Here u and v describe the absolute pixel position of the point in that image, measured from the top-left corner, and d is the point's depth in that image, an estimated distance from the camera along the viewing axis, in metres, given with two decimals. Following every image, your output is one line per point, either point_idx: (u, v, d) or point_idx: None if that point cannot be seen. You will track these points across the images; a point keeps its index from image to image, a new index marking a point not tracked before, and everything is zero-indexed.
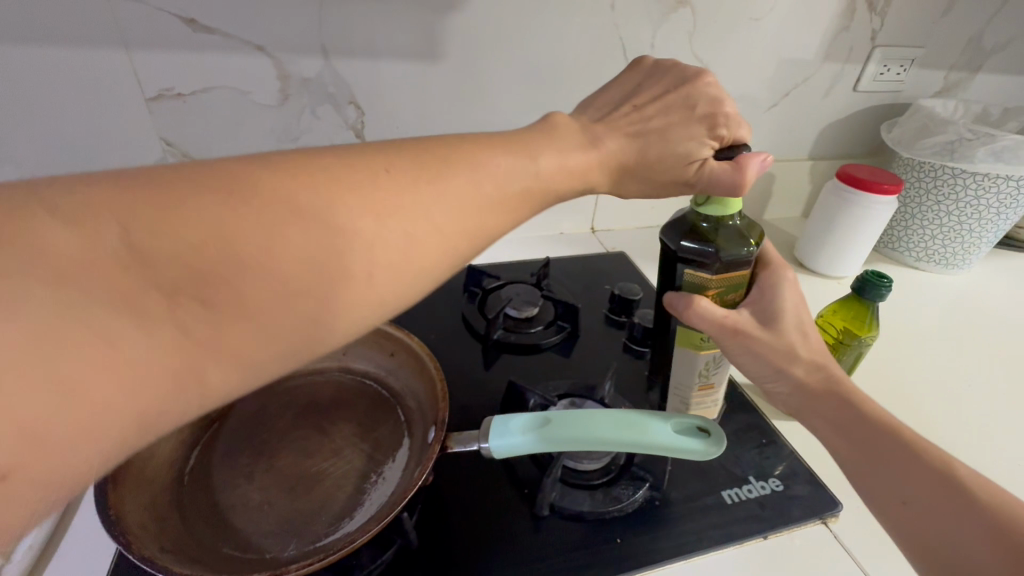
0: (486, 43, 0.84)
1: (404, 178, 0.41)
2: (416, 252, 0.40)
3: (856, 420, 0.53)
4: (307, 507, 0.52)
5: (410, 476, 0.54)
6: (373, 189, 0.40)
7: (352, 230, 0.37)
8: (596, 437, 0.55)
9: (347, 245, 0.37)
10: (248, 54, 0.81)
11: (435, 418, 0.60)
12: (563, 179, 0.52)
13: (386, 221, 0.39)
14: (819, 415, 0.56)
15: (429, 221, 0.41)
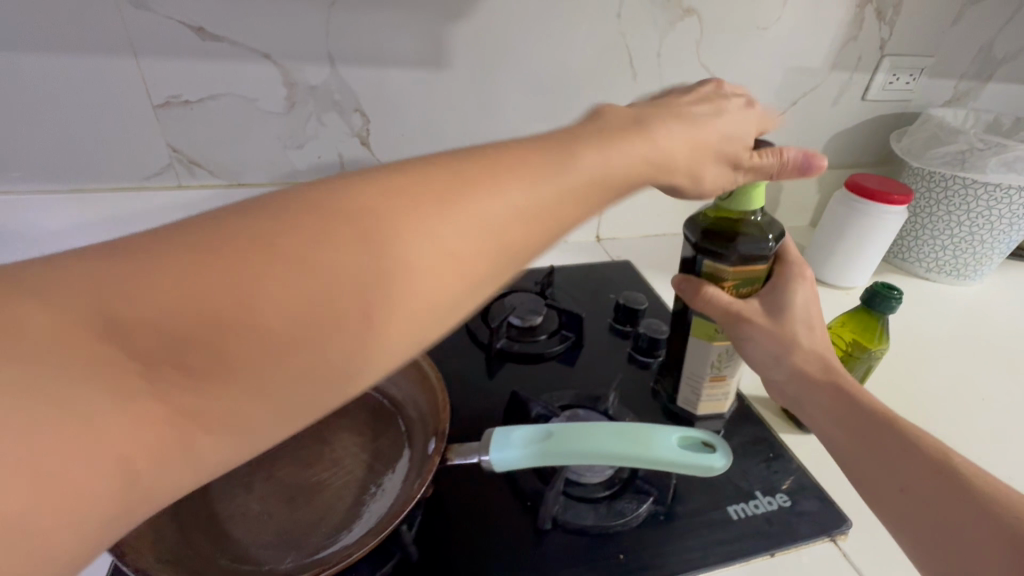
0: (437, 45, 0.73)
1: (425, 186, 0.29)
2: (437, 285, 0.28)
3: (718, 389, 0.56)
4: (202, 545, 0.40)
5: (296, 510, 0.43)
6: (393, 204, 0.28)
7: (320, 261, 0.25)
8: (616, 454, 0.42)
9: (352, 288, 0.26)
10: (116, 56, 0.65)
11: (324, 441, 0.49)
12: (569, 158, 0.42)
13: (421, 244, 0.28)
14: (723, 391, 0.57)
15: (463, 239, 0.29)
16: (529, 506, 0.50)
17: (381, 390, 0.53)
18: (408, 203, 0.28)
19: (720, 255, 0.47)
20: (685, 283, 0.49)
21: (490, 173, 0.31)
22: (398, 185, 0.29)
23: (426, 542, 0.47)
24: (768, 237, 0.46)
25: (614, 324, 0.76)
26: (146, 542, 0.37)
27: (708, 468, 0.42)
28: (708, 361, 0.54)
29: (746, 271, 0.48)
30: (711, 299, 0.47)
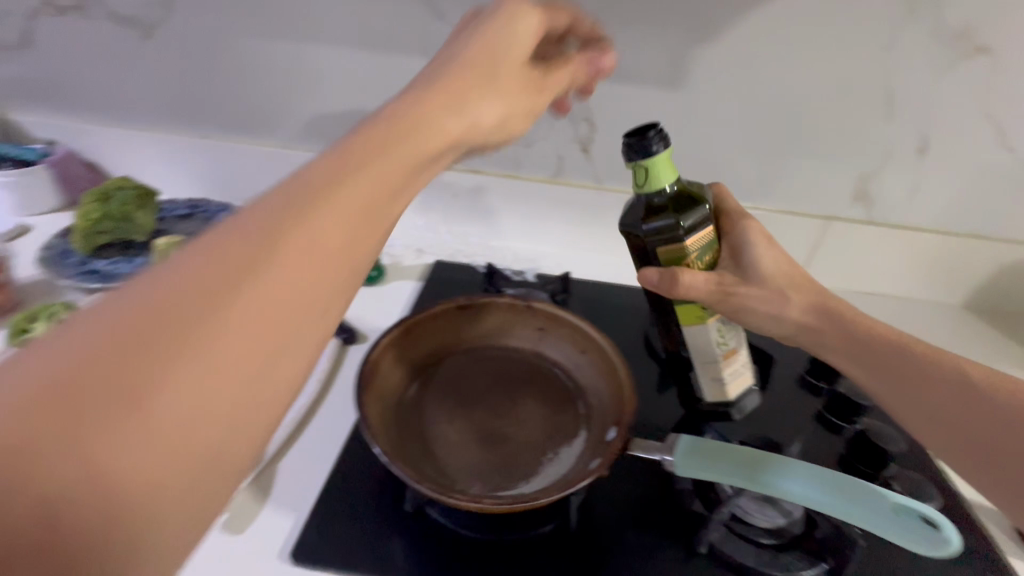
0: (676, 67, 0.75)
1: (276, 212, 0.30)
2: (326, 275, 0.31)
3: (736, 365, 0.58)
4: (415, 452, 0.49)
5: (484, 450, 0.50)
6: (241, 243, 0.29)
7: (229, 311, 0.27)
8: (809, 497, 0.42)
9: (279, 280, 0.29)
10: (411, 57, 0.78)
11: (512, 400, 0.55)
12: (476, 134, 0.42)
13: (324, 222, 0.31)
14: (740, 362, 0.59)
15: (339, 228, 0.31)
16: (686, 524, 0.51)
17: (567, 371, 0.58)
18: (265, 232, 0.29)
19: (676, 235, 0.50)
20: (661, 272, 0.49)
21: (339, 174, 0.33)
22: (241, 225, 0.30)
23: (582, 519, 0.50)
24: (702, 200, 0.51)
25: (805, 376, 0.70)
26: (382, 435, 0.47)
27: (923, 547, 0.38)
28: (712, 342, 0.55)
29: (699, 240, 0.51)
30: (692, 279, 0.49)
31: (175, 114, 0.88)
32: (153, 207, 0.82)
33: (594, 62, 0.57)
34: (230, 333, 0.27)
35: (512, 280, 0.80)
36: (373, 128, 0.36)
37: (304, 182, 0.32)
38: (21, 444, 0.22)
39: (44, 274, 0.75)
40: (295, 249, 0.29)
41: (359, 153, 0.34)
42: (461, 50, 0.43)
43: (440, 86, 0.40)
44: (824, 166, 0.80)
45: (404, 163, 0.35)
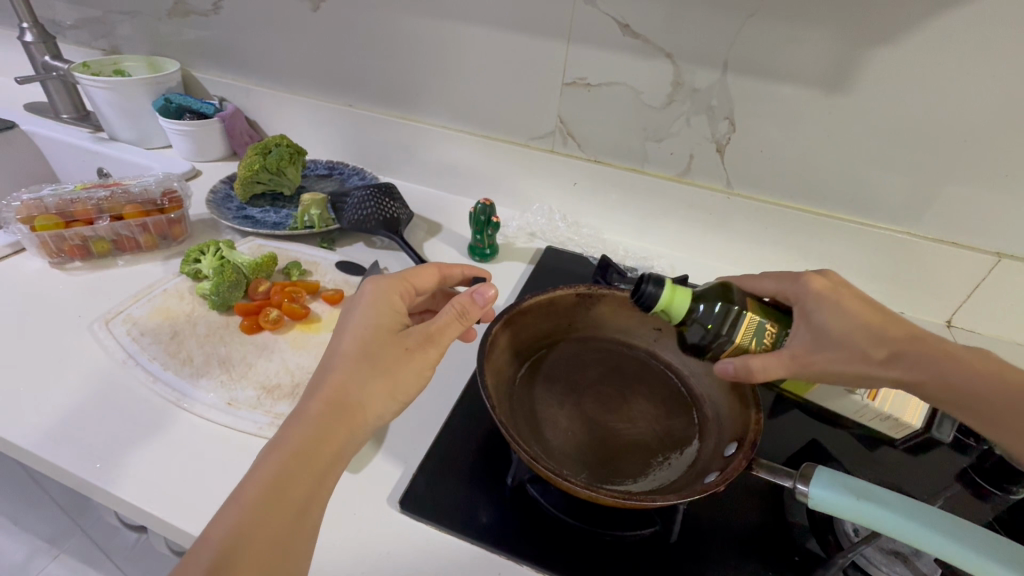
0: (843, 69, 0.68)
1: (240, 530, 0.35)
2: (300, 531, 0.37)
3: (895, 399, 0.57)
4: (525, 430, 0.50)
5: (591, 442, 0.50)
6: (215, 559, 0.34)
7: (261, 501, 0.36)
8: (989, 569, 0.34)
9: (282, 466, 0.38)
10: (555, 40, 0.78)
11: (622, 397, 0.55)
12: (374, 316, 0.46)
13: (297, 424, 0.40)
14: (895, 404, 0.57)
15: (302, 517, 0.38)
16: (797, 561, 0.47)
17: (682, 378, 0.57)
18: (245, 527, 0.35)
19: (721, 339, 0.49)
20: (732, 363, 0.47)
21: (295, 467, 0.38)
22: (212, 537, 0.35)
23: (683, 531, 0.49)
24: (729, 296, 0.49)
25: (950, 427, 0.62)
26: (500, 406, 0.49)
27: None
28: (842, 392, 0.58)
29: (748, 329, 0.48)
30: (765, 364, 0.46)
31: (328, 83, 0.96)
32: (300, 165, 0.90)
33: (476, 294, 0.47)
34: (266, 531, 0.36)
35: (626, 277, 0.77)
36: (322, 382, 0.43)
37: (263, 494, 0.37)
38: None
39: (210, 213, 0.85)
40: (262, 561, 0.35)
41: (310, 428, 0.40)
42: (361, 313, 0.46)
43: (368, 349, 0.44)
44: (1008, 195, 0.69)
45: (355, 393, 0.42)
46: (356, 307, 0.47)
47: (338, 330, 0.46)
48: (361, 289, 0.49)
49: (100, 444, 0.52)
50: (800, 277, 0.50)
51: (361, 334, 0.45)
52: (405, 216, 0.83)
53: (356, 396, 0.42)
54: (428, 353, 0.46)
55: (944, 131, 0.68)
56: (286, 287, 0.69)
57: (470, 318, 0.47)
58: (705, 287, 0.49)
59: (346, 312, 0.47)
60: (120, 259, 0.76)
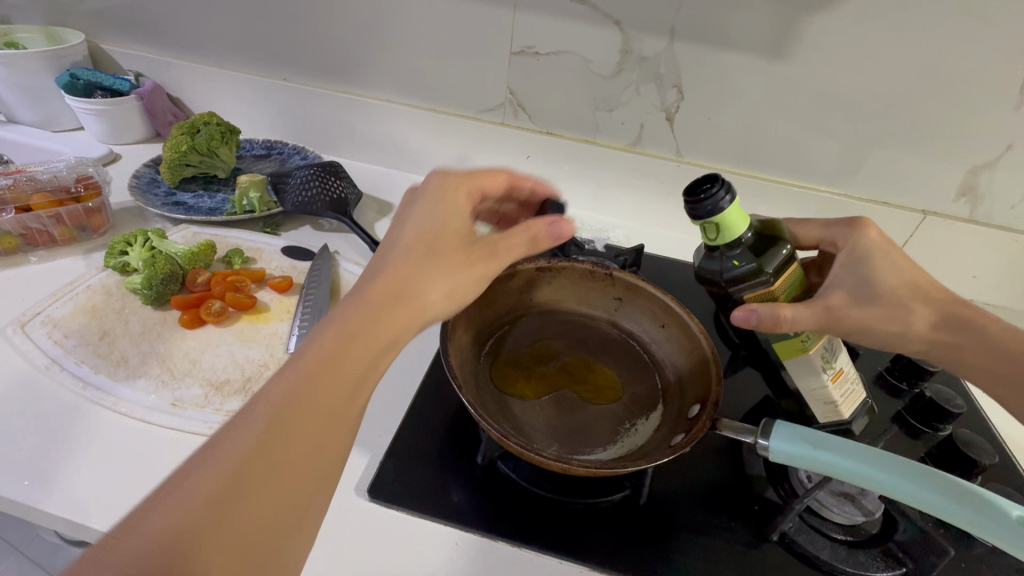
0: (784, 36, 0.69)
1: (294, 398, 0.33)
2: (348, 413, 0.36)
3: (846, 383, 0.50)
4: (493, 406, 0.49)
5: (562, 413, 0.51)
6: (269, 422, 0.32)
7: (320, 373, 0.35)
8: (932, 504, 0.38)
9: (340, 339, 0.37)
10: (501, 6, 0.76)
11: (588, 368, 0.55)
12: (444, 211, 0.45)
13: (355, 305, 0.39)
14: (849, 380, 0.51)
15: (352, 398, 0.36)
16: (757, 510, 0.50)
17: (643, 345, 0.57)
18: (298, 396, 0.34)
19: (762, 282, 0.45)
20: (759, 313, 0.44)
21: (352, 345, 0.37)
22: (267, 403, 0.33)
23: (651, 492, 0.50)
24: (781, 239, 0.47)
25: (886, 376, 0.66)
26: (465, 383, 0.48)
27: None
28: (819, 369, 0.48)
29: (788, 277, 0.46)
30: (796, 315, 0.44)
31: (256, 54, 0.89)
32: (233, 145, 0.84)
33: (553, 227, 0.47)
34: (322, 406, 0.34)
35: (583, 248, 0.77)
36: (363, 291, 0.40)
37: (318, 367, 0.35)
38: (215, 475, 0.30)
39: (134, 200, 0.78)
40: (312, 435, 0.33)
41: (344, 337, 0.37)
42: (435, 207, 0.45)
43: (434, 241, 0.43)
44: (933, 153, 0.74)
45: (404, 302, 0.40)
46: (425, 199, 0.46)
47: (404, 221, 0.45)
48: (427, 182, 0.48)
49: (27, 458, 0.47)
50: (857, 227, 0.52)
51: (431, 226, 0.44)
52: (353, 195, 0.80)
53: (395, 314, 0.39)
54: (492, 266, 0.45)
55: (878, 94, 0.71)
56: (228, 277, 0.65)
57: (539, 244, 0.47)
58: (758, 225, 0.47)
59: (409, 204, 0.46)
60: (32, 254, 0.68)
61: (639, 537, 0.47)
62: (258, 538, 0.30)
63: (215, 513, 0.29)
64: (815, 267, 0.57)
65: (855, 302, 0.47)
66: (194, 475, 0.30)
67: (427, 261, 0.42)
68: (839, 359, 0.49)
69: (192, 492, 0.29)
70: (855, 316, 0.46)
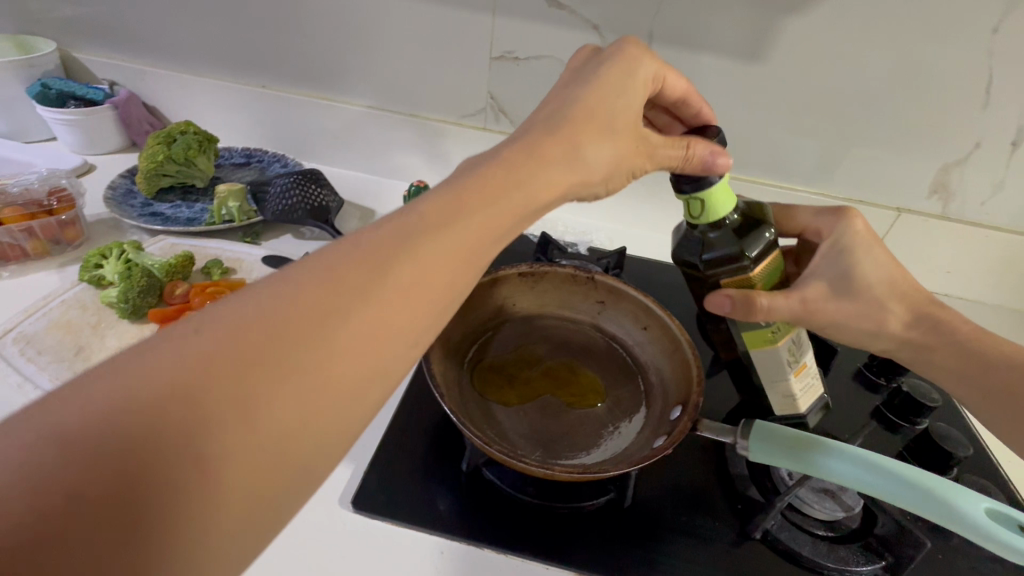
0: (759, 39, 0.70)
1: (430, 230, 0.33)
2: (473, 265, 0.35)
3: (807, 378, 0.50)
4: (476, 413, 0.49)
5: (546, 418, 0.51)
6: (406, 247, 0.32)
7: (456, 214, 0.35)
8: (904, 498, 0.39)
9: (477, 190, 0.36)
10: (481, 11, 0.76)
11: (572, 372, 0.56)
12: (634, 93, 0.45)
13: (495, 164, 0.39)
14: (811, 376, 0.51)
15: (480, 251, 0.35)
16: (740, 509, 0.50)
17: (626, 348, 0.58)
18: (434, 231, 0.33)
19: (740, 266, 0.45)
20: (733, 298, 0.44)
21: (488, 197, 0.36)
22: (407, 231, 0.33)
23: (636, 495, 0.51)
24: (766, 225, 0.47)
25: (864, 372, 0.67)
26: (448, 390, 0.48)
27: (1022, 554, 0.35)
28: (785, 364, 0.48)
29: (767, 265, 0.47)
30: (771, 303, 0.44)
31: (234, 61, 0.88)
32: (212, 153, 0.83)
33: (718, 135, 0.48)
34: (453, 248, 0.34)
35: (567, 252, 0.77)
36: (484, 176, 0.37)
37: (450, 208, 0.35)
38: (341, 282, 0.30)
39: (110, 212, 0.77)
40: (441, 272, 0.33)
41: (417, 239, 0.33)
42: (622, 91, 0.44)
43: (610, 114, 0.43)
44: (906, 152, 0.75)
45: (514, 206, 0.37)
46: (617, 74, 0.45)
47: (590, 82, 0.44)
48: (618, 49, 0.48)
49: None
50: (842, 216, 0.52)
51: (608, 101, 0.44)
52: (335, 203, 0.79)
53: (497, 225, 0.36)
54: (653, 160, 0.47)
55: (851, 95, 0.72)
56: (207, 289, 0.64)
57: (688, 166, 0.43)
58: (745, 209, 0.48)
59: (594, 68, 0.46)
60: (3, 269, 0.66)
61: (625, 540, 0.47)
62: (365, 353, 0.29)
63: (333, 320, 0.29)
64: (793, 256, 0.58)
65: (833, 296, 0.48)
66: (324, 277, 0.30)
67: (589, 132, 0.42)
68: (804, 354, 0.49)
69: (319, 291, 0.29)
70: (827, 309, 0.47)
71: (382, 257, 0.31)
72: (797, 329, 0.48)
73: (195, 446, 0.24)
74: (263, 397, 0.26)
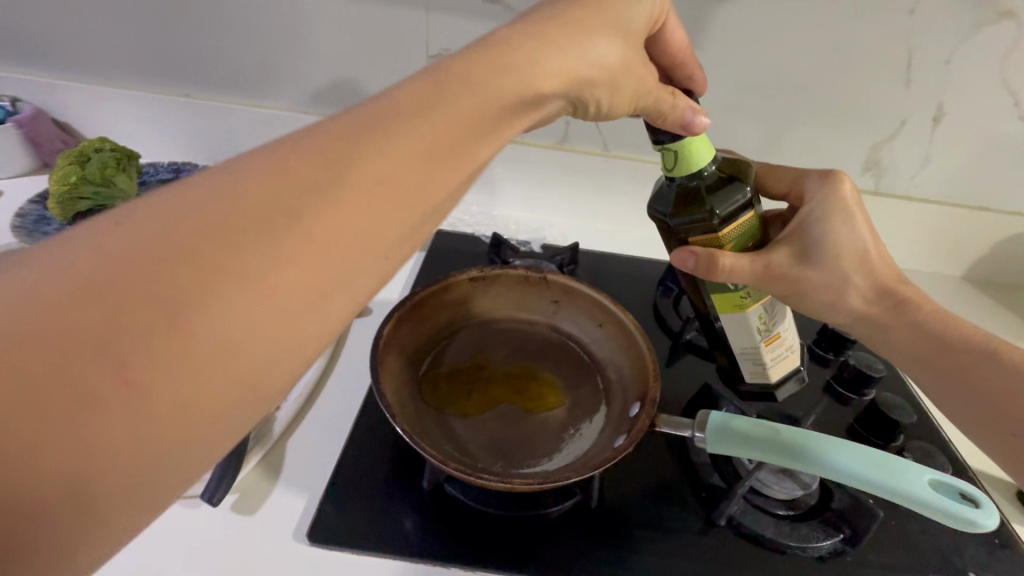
0: (694, 27, 0.70)
1: (401, 111, 0.31)
2: (453, 153, 0.32)
3: (781, 349, 0.51)
4: (434, 429, 0.48)
5: (506, 426, 0.50)
6: (373, 126, 0.30)
7: (425, 99, 0.32)
8: (856, 475, 0.40)
9: (453, 71, 0.34)
10: (413, 8, 0.73)
11: (531, 374, 0.55)
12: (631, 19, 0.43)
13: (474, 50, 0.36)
14: (785, 348, 0.51)
15: (459, 138, 0.32)
16: (705, 497, 0.51)
17: (584, 346, 0.57)
18: (407, 112, 0.31)
19: (706, 223, 0.45)
20: (695, 255, 0.44)
21: (460, 81, 0.33)
22: (377, 112, 0.31)
23: (602, 495, 0.50)
24: (744, 183, 0.45)
25: (813, 348, 0.69)
26: (400, 409, 0.46)
27: (964, 521, 0.37)
28: (752, 330, 0.49)
29: (739, 224, 0.46)
30: (733, 264, 0.44)
31: (152, 70, 0.82)
32: (133, 170, 0.77)
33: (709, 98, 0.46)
34: (423, 130, 0.31)
35: (520, 251, 0.76)
36: (463, 64, 0.34)
37: (426, 91, 0.32)
38: (293, 175, 0.27)
39: (21, 243, 0.70)
40: (415, 153, 0.30)
41: (372, 131, 0.30)
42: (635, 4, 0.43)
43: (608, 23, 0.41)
44: (839, 132, 0.78)
45: (503, 104, 0.35)
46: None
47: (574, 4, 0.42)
48: None
49: None
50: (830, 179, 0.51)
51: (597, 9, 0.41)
52: None
53: (477, 122, 0.33)
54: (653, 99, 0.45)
55: (785, 78, 0.74)
56: None
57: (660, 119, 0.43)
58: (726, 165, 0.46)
59: None
60: None
61: (594, 542, 0.47)
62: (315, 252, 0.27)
63: (282, 215, 0.26)
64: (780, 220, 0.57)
65: (807, 269, 0.48)
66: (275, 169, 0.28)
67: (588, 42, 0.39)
68: (781, 325, 0.50)
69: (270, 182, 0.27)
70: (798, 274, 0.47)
71: (343, 144, 0.29)
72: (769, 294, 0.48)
73: (113, 348, 0.23)
74: (190, 304, 0.24)
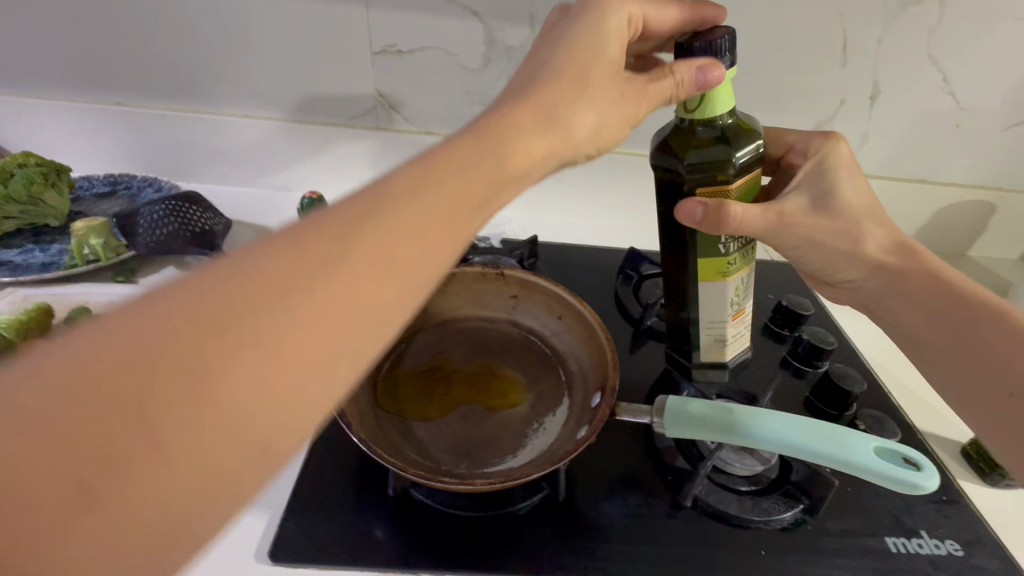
0: None
1: (413, 189, 0.32)
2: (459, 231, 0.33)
3: (741, 325, 0.58)
4: (394, 436, 0.47)
5: (468, 427, 0.49)
6: (389, 201, 0.31)
7: (436, 174, 0.33)
8: (809, 449, 0.41)
9: (459, 144, 0.36)
10: (355, 5, 0.71)
11: (493, 373, 0.54)
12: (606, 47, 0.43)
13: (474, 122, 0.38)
14: (744, 325, 0.58)
15: (466, 216, 0.33)
16: (671, 481, 0.52)
17: (545, 339, 0.57)
18: (420, 189, 0.32)
19: (720, 172, 0.46)
20: (705, 204, 0.45)
21: (465, 158, 0.35)
22: (391, 188, 0.32)
23: (569, 487, 0.50)
24: (758, 138, 0.47)
25: (769, 325, 0.71)
26: (357, 418, 0.45)
27: (908, 485, 0.39)
28: (727, 300, 0.54)
29: (749, 177, 0.48)
30: (743, 215, 0.46)
31: (77, 77, 0.77)
32: (64, 185, 0.73)
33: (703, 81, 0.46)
34: (435, 208, 0.32)
35: (478, 247, 0.75)
36: (464, 140, 0.36)
37: (438, 167, 0.34)
38: (314, 254, 0.28)
39: None
40: (427, 230, 0.31)
41: (386, 207, 0.31)
42: (602, 35, 0.43)
43: (583, 72, 0.41)
44: (784, 113, 0.79)
45: (498, 178, 0.36)
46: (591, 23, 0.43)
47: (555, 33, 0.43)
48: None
49: None
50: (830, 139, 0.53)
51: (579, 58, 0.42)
52: (219, 226, 0.72)
53: (480, 198, 0.34)
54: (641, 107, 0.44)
55: None
56: None
57: (682, 93, 0.43)
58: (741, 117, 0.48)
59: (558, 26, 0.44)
60: None
61: (563, 534, 0.47)
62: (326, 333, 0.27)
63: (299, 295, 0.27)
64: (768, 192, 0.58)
65: (803, 223, 0.48)
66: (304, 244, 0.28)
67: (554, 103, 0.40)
68: (748, 302, 0.56)
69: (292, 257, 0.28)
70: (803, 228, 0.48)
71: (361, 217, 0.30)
72: (748, 268, 0.53)
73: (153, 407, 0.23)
74: (208, 380, 0.24)
